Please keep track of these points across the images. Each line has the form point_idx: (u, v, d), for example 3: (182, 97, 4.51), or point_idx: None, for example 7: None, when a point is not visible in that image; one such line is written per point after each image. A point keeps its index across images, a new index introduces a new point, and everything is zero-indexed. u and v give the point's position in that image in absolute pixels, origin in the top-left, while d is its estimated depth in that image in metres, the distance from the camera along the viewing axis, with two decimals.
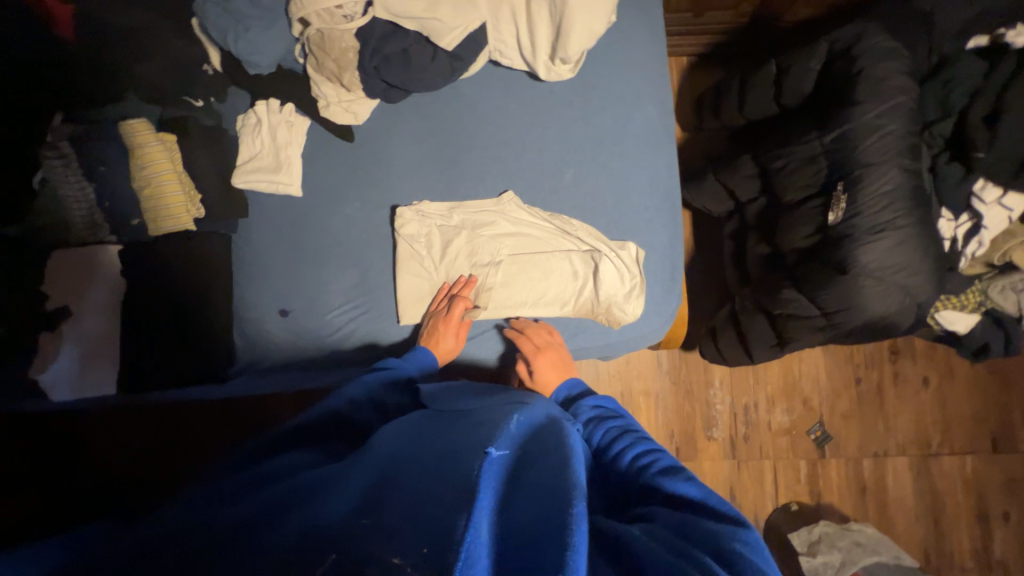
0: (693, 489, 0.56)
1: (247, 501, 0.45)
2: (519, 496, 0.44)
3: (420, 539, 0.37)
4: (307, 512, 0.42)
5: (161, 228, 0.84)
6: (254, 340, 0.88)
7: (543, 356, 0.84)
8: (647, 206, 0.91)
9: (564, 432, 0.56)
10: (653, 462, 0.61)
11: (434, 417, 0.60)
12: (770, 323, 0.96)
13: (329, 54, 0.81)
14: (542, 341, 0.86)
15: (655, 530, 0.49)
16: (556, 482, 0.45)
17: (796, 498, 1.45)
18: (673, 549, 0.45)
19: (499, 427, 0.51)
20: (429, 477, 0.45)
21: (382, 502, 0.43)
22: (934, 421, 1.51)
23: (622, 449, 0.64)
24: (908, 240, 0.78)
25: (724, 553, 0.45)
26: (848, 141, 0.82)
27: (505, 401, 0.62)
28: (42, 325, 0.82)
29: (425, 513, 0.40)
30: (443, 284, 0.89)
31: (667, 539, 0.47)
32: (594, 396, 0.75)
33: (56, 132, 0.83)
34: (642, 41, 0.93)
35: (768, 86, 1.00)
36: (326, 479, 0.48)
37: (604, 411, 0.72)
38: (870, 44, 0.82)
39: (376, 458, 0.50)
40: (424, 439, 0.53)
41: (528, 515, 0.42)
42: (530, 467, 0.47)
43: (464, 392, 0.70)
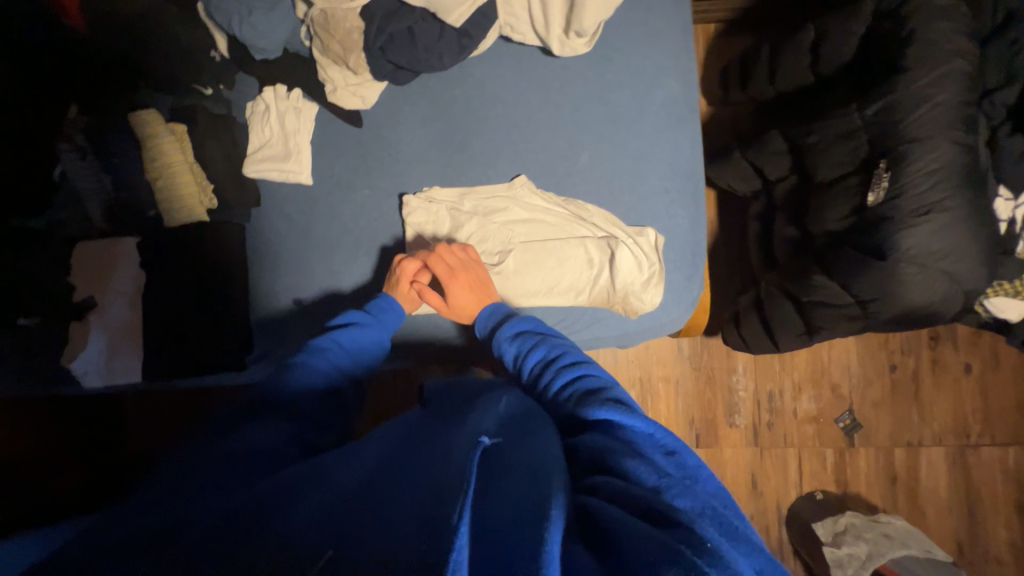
0: (606, 410, 0.51)
1: (248, 493, 0.45)
2: (508, 474, 0.42)
3: (416, 533, 0.37)
4: (308, 503, 0.42)
5: (175, 219, 0.85)
6: (270, 329, 0.89)
7: (459, 275, 0.80)
8: (668, 189, 0.87)
9: (541, 412, 0.56)
10: (572, 390, 0.58)
11: (426, 413, 0.60)
12: (798, 310, 0.91)
13: (334, 36, 0.79)
14: (455, 263, 0.81)
15: (617, 485, 0.42)
16: (540, 462, 0.44)
17: (820, 486, 1.41)
18: (642, 513, 0.39)
19: (489, 420, 0.50)
20: (426, 470, 0.44)
21: (381, 494, 0.42)
22: (975, 411, 1.43)
23: (545, 382, 0.62)
24: (954, 222, 0.72)
25: (681, 493, 0.41)
26: (892, 113, 0.75)
27: (496, 392, 0.61)
28: (69, 316, 0.84)
29: (421, 508, 0.39)
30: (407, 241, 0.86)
31: (630, 495, 0.41)
32: (513, 324, 0.72)
33: (72, 125, 0.85)
34: (664, 9, 0.86)
35: (803, 54, 0.92)
36: (327, 470, 0.48)
37: (524, 339, 0.69)
38: (924, 1, 0.73)
39: (374, 452, 0.50)
40: (420, 434, 0.53)
41: (513, 495, 0.40)
42: (518, 447, 0.46)
43: (469, 386, 0.69)
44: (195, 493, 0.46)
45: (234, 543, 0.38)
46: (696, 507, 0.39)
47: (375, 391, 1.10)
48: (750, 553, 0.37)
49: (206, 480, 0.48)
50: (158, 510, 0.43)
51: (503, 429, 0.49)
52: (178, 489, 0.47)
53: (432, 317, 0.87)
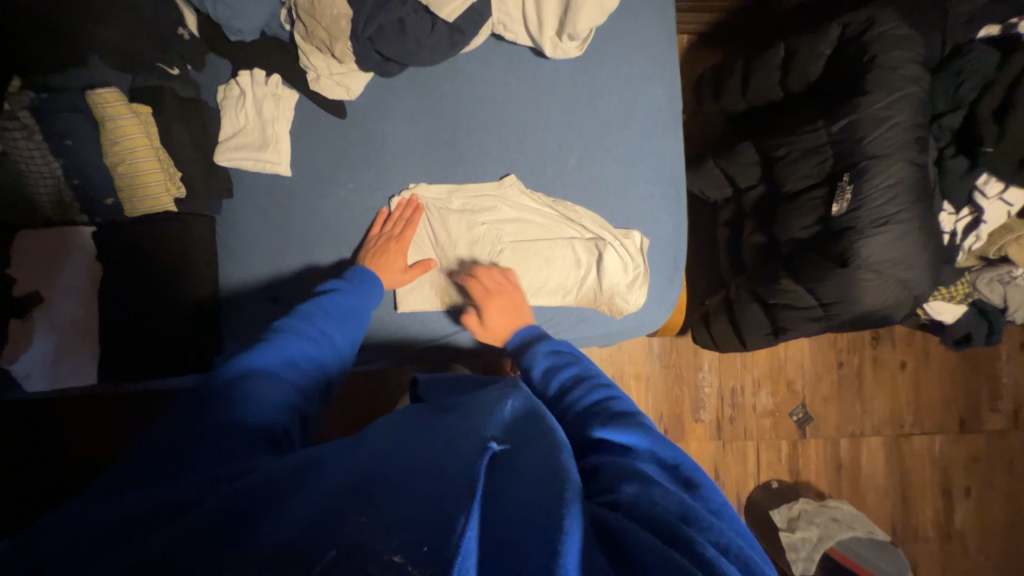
0: (641, 438, 0.51)
1: (222, 491, 0.40)
2: (516, 483, 0.42)
3: (419, 534, 0.35)
4: (300, 501, 0.39)
5: (138, 209, 0.79)
6: (241, 328, 0.84)
7: (494, 300, 0.80)
8: (652, 193, 0.90)
9: (545, 414, 0.53)
10: (602, 408, 0.56)
11: (421, 409, 0.57)
12: (765, 311, 0.96)
13: (319, 22, 0.75)
14: (494, 284, 0.82)
15: (636, 504, 0.43)
16: (548, 471, 0.43)
17: (776, 476, 1.50)
18: (660, 532, 0.40)
19: (491, 419, 0.49)
20: (427, 467, 0.42)
21: (382, 490, 0.40)
22: (908, 403, 1.58)
23: (573, 396, 0.60)
24: (908, 234, 0.79)
25: (704, 526, 0.41)
26: (855, 131, 0.81)
27: (491, 390, 0.60)
28: (9, 314, 0.76)
29: (426, 505, 0.38)
30: (382, 209, 0.84)
31: (648, 516, 0.41)
32: (549, 342, 0.72)
33: (13, 99, 0.75)
34: (651, 18, 0.88)
35: (774, 70, 0.98)
36: (317, 462, 0.45)
37: (560, 357, 0.68)
38: (884, 29, 0.80)
39: (369, 446, 0.47)
40: (418, 430, 0.50)
41: (519, 503, 0.40)
42: (526, 453, 0.46)
43: (455, 388, 0.68)
44: (158, 480, 0.42)
45: (218, 546, 0.35)
46: (719, 541, 0.40)
47: (348, 392, 1.07)
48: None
49: (174, 466, 0.44)
50: (127, 502, 0.40)
51: (510, 433, 0.48)
52: (143, 485, 0.42)
53: (418, 318, 0.86)
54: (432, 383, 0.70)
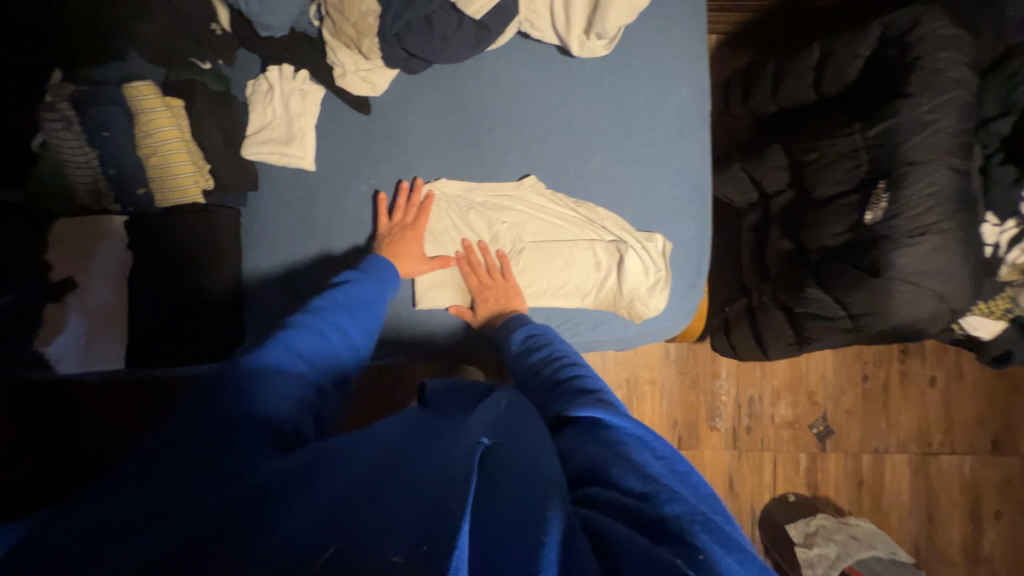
0: (601, 411, 0.49)
1: (236, 483, 0.41)
2: (507, 482, 0.41)
3: (418, 536, 0.34)
4: (307, 498, 0.39)
5: (168, 200, 0.81)
6: (263, 320, 0.86)
7: (486, 291, 0.83)
8: (675, 196, 0.88)
9: (536, 418, 0.51)
10: (568, 386, 0.56)
11: (425, 413, 0.57)
12: (789, 320, 0.94)
13: (347, 18, 0.76)
14: (487, 281, 0.84)
15: (603, 492, 0.41)
16: (536, 464, 0.42)
17: (793, 489, 1.47)
18: (633, 520, 0.38)
19: (485, 422, 0.49)
20: (425, 469, 0.41)
21: (381, 491, 0.39)
22: (937, 421, 1.51)
23: (545, 377, 0.62)
24: (947, 244, 0.75)
25: (668, 498, 0.39)
26: (894, 136, 0.78)
27: (496, 395, 0.59)
28: (46, 298, 0.79)
29: (423, 505, 0.37)
30: (382, 196, 0.84)
31: (615, 503, 0.40)
32: (526, 328, 0.75)
33: (55, 91, 0.78)
34: (681, 17, 0.87)
35: (808, 73, 0.94)
36: (320, 454, 0.45)
37: (538, 341, 0.70)
38: (929, 30, 0.76)
39: (373, 445, 0.46)
40: (421, 432, 0.49)
41: (513, 501, 0.39)
42: (514, 447, 0.45)
43: (464, 389, 0.67)
44: (170, 474, 0.43)
45: (227, 540, 0.35)
46: (685, 511, 0.38)
47: (364, 385, 1.08)
48: (740, 552, 0.36)
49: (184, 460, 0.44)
50: (145, 495, 0.41)
51: (504, 432, 0.47)
52: (159, 479, 0.42)
53: (435, 315, 0.86)
54: (440, 390, 0.67)
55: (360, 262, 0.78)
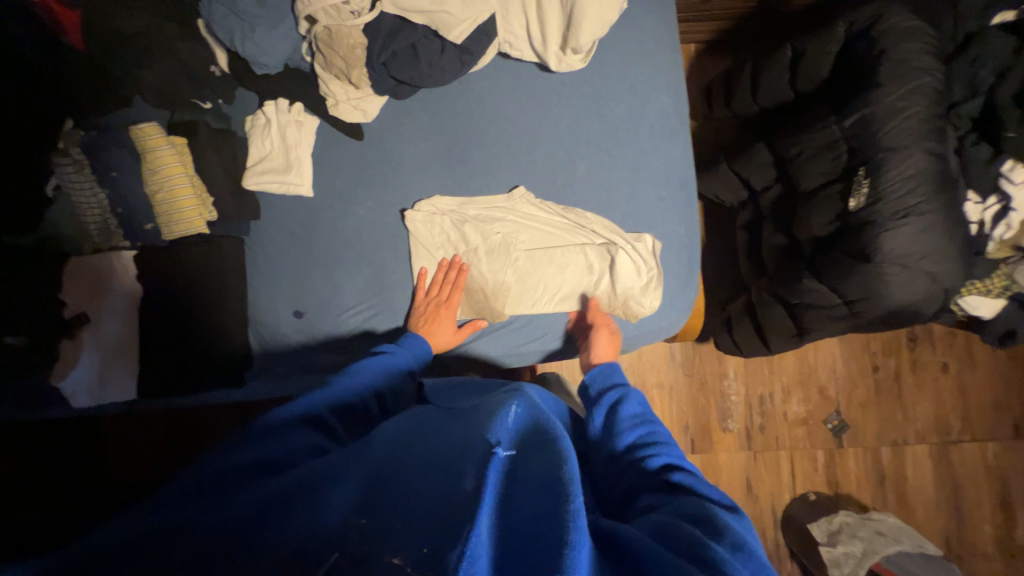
0: (718, 494, 0.54)
1: (243, 496, 0.42)
2: (518, 494, 0.42)
3: (420, 538, 0.37)
4: (320, 501, 0.42)
5: (175, 232, 0.84)
6: (269, 343, 0.89)
7: (599, 351, 0.83)
8: (662, 196, 0.90)
9: (557, 429, 0.50)
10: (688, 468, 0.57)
11: (429, 412, 0.60)
12: (788, 312, 0.94)
13: (337, 51, 0.80)
14: (602, 320, 0.87)
15: (665, 523, 0.45)
16: (553, 470, 0.44)
17: (813, 487, 1.44)
18: (679, 548, 0.42)
19: (496, 418, 0.51)
20: (427, 476, 0.45)
21: (390, 496, 0.42)
22: (954, 408, 1.49)
23: (656, 443, 0.60)
24: (931, 225, 0.76)
25: (751, 561, 0.43)
26: (868, 124, 0.80)
27: (499, 393, 0.61)
28: (60, 334, 0.82)
29: (429, 515, 0.39)
30: (422, 270, 0.87)
31: (677, 533, 0.44)
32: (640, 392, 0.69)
33: (67, 138, 0.83)
34: (654, 28, 0.91)
35: (782, 72, 0.98)
36: (333, 464, 0.47)
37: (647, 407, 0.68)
38: (891, 23, 0.79)
39: (379, 453, 0.49)
40: (424, 433, 0.53)
41: (527, 509, 0.41)
42: (529, 455, 0.47)
43: (465, 390, 0.69)
44: (196, 492, 0.44)
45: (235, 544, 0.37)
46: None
47: None
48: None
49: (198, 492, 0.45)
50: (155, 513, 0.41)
51: (518, 441, 0.49)
52: (180, 497, 0.43)
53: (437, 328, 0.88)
54: (442, 390, 0.70)
55: (400, 338, 0.82)
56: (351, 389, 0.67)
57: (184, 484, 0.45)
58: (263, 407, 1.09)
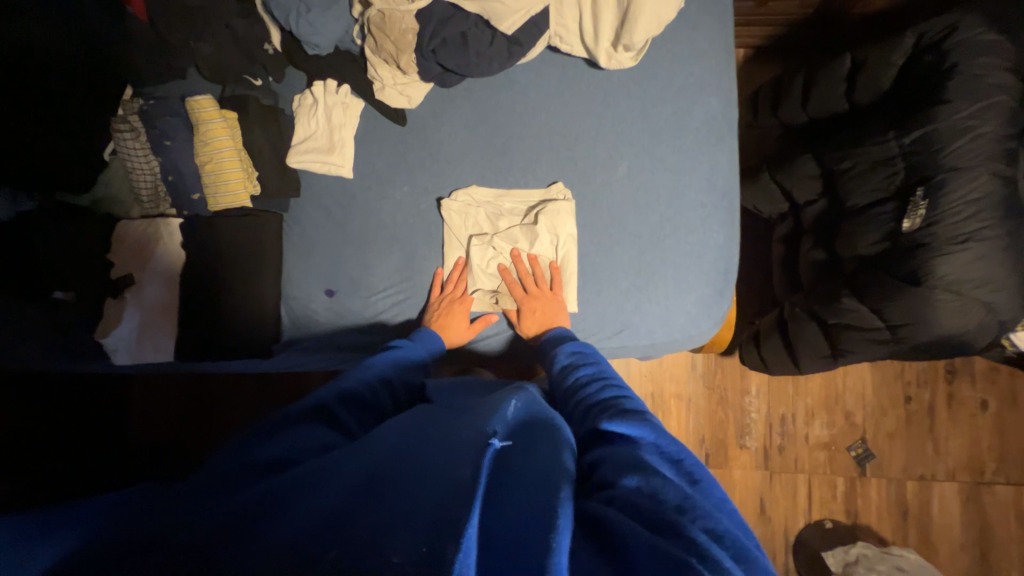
0: (646, 431, 0.53)
1: (243, 492, 0.43)
2: (512, 492, 0.43)
3: (421, 537, 0.37)
4: (319, 496, 0.42)
5: (220, 204, 0.87)
6: (300, 317, 0.91)
7: (533, 302, 0.86)
8: (703, 203, 0.88)
9: (555, 420, 0.54)
10: (611, 405, 0.59)
11: (431, 409, 0.60)
12: (823, 332, 0.91)
13: (388, 36, 0.81)
14: (534, 290, 0.87)
15: (626, 497, 0.44)
16: (551, 472, 0.45)
17: (830, 515, 1.39)
18: (649, 523, 0.41)
19: (495, 412, 0.52)
20: (426, 470, 0.44)
21: (390, 489, 0.42)
22: (990, 448, 1.41)
23: (588, 390, 0.65)
24: (993, 252, 0.72)
25: (700, 513, 0.41)
26: (931, 142, 0.76)
27: (501, 392, 0.61)
28: (107, 292, 0.87)
29: (425, 509, 0.40)
30: (438, 270, 0.89)
31: (638, 507, 0.42)
32: (574, 343, 0.77)
33: (127, 106, 0.88)
34: (708, 29, 0.88)
35: (839, 82, 0.94)
36: (335, 460, 0.47)
37: (582, 357, 0.73)
38: (967, 36, 0.75)
39: (385, 443, 0.50)
40: (436, 426, 0.53)
41: (519, 505, 0.41)
42: (524, 448, 0.48)
43: (467, 388, 0.72)
44: (214, 494, 0.43)
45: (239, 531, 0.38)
46: (714, 528, 0.40)
47: None
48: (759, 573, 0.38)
49: (221, 473, 0.46)
50: (172, 507, 0.43)
51: (512, 432, 0.50)
52: (205, 498, 0.43)
53: None
54: (446, 390, 0.70)
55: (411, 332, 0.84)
56: (369, 376, 0.68)
57: (203, 479, 0.46)
58: (287, 381, 1.12)
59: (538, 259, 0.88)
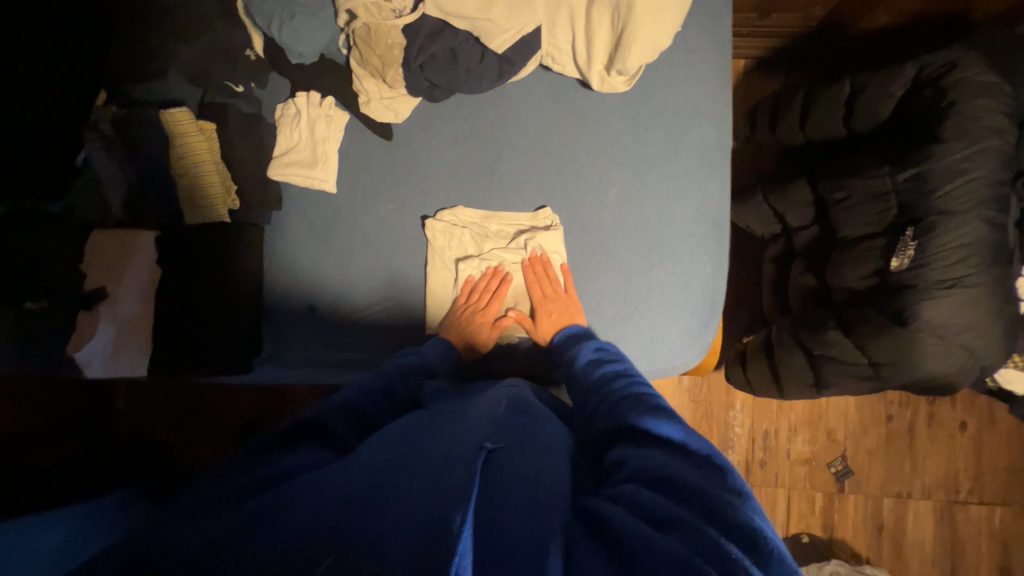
0: (677, 430, 0.55)
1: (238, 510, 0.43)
2: (503, 501, 0.44)
3: (414, 542, 0.37)
4: (307, 501, 0.43)
5: (196, 218, 0.84)
6: (278, 331, 0.89)
7: (550, 304, 0.83)
8: (693, 233, 0.87)
9: (537, 405, 0.64)
10: (639, 401, 0.61)
11: (422, 417, 0.61)
12: (806, 363, 0.91)
13: (374, 50, 0.78)
14: (552, 291, 0.84)
15: (639, 496, 0.46)
16: (538, 485, 0.47)
17: (807, 529, 1.41)
18: (657, 522, 0.43)
19: (483, 424, 0.54)
20: (417, 478, 0.45)
21: (382, 497, 0.43)
22: (966, 468, 1.44)
23: (613, 387, 0.66)
24: (977, 299, 0.73)
25: (715, 511, 0.43)
26: (924, 182, 0.75)
27: (491, 398, 0.64)
28: (78, 306, 0.83)
29: (417, 514, 0.40)
30: (467, 279, 0.86)
31: (649, 507, 0.44)
32: (597, 340, 0.79)
33: (98, 113, 0.83)
34: (705, 51, 0.86)
35: (837, 106, 0.91)
36: (326, 476, 0.48)
37: (606, 354, 0.75)
38: (966, 76, 0.74)
39: (373, 454, 0.50)
40: (415, 436, 0.54)
41: (512, 509, 0.43)
42: (517, 453, 0.51)
43: (452, 393, 0.73)
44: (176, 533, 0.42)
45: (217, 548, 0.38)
46: (730, 521, 0.42)
47: None
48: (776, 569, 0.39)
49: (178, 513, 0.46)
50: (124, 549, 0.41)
51: (502, 438, 0.52)
52: (163, 533, 0.42)
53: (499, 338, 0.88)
54: (435, 395, 0.72)
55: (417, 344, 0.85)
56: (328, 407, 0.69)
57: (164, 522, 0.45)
58: (269, 390, 1.11)
59: (550, 257, 0.85)
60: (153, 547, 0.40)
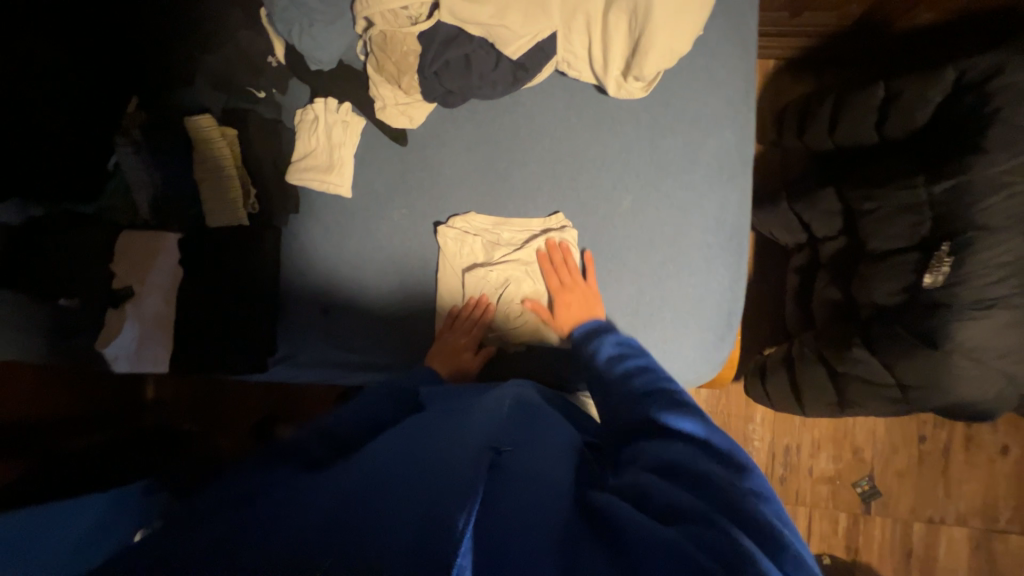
0: (699, 427, 0.55)
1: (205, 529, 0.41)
2: (506, 503, 0.43)
3: (410, 541, 0.36)
4: (297, 514, 0.41)
5: (218, 220, 0.87)
6: (293, 332, 0.91)
7: (569, 294, 0.82)
8: (710, 243, 0.84)
9: (542, 409, 0.62)
10: (662, 398, 0.59)
11: (428, 416, 0.60)
12: (829, 381, 0.87)
13: (390, 56, 0.79)
14: (570, 280, 0.82)
15: (649, 490, 0.46)
16: (544, 489, 0.45)
17: (828, 550, 1.35)
18: (663, 517, 0.43)
19: (489, 425, 0.53)
20: (420, 476, 0.44)
21: (385, 496, 0.42)
22: (1007, 495, 1.35)
23: (635, 383, 0.64)
24: (1018, 321, 0.69)
25: (731, 504, 0.43)
26: (962, 196, 0.71)
27: (499, 398, 0.63)
28: (109, 303, 0.88)
29: (416, 513, 0.39)
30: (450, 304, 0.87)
31: (657, 501, 0.45)
32: (617, 333, 0.75)
33: (130, 118, 0.87)
34: (728, 55, 0.83)
35: (870, 111, 0.87)
36: (313, 486, 0.46)
37: (628, 348, 0.71)
38: (1012, 81, 0.68)
39: (377, 455, 0.50)
40: (421, 435, 0.54)
41: (514, 511, 0.42)
42: (524, 454, 0.50)
43: (458, 390, 0.72)
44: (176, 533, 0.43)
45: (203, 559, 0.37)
46: (746, 515, 0.42)
47: None
48: (792, 565, 0.39)
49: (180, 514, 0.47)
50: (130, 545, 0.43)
51: (508, 440, 0.51)
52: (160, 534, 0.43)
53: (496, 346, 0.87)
54: (439, 394, 0.71)
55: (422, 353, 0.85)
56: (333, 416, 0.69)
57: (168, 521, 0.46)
58: (287, 387, 1.14)
59: (569, 244, 0.83)
60: (152, 545, 0.41)
